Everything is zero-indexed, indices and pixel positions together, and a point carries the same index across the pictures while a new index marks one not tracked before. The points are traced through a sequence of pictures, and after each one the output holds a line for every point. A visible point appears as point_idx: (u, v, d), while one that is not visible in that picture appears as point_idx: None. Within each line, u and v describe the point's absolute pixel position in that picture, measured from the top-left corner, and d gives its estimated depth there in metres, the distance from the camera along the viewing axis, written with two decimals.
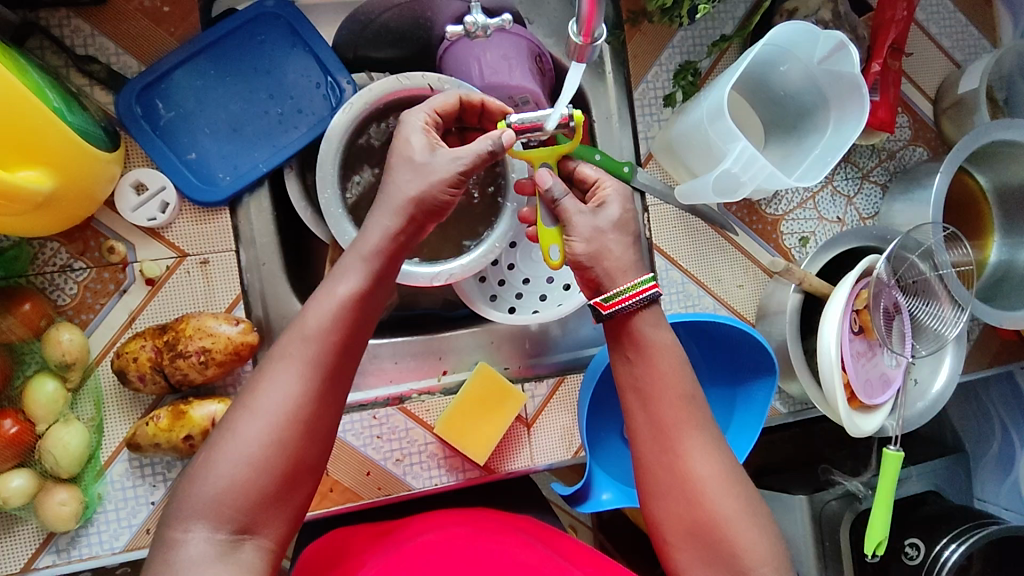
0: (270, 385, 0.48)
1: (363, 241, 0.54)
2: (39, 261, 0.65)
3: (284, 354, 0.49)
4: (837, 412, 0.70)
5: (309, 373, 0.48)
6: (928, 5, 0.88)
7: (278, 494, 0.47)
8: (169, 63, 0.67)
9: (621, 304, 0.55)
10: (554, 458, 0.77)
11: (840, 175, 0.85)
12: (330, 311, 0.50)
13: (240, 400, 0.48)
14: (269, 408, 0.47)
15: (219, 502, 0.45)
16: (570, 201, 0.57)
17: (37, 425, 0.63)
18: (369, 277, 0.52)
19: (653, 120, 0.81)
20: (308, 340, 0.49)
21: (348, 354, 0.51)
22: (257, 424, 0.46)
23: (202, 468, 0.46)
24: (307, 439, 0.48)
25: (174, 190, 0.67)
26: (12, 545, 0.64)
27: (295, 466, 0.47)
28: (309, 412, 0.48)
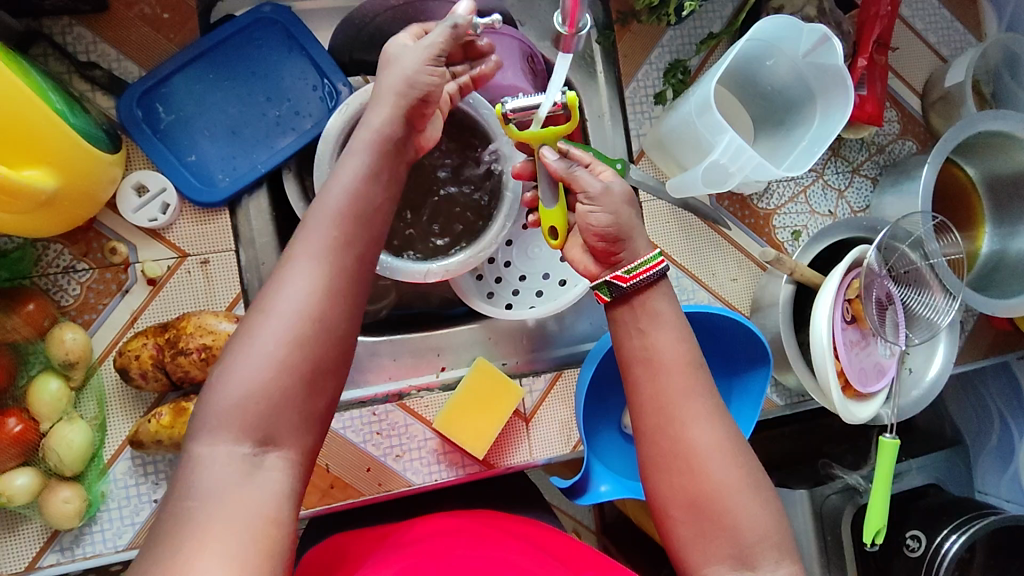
0: (283, 287, 0.49)
1: (360, 140, 0.56)
2: (43, 263, 0.67)
3: (296, 253, 0.50)
4: (831, 399, 0.70)
5: (323, 270, 0.50)
6: (913, 2, 0.89)
7: (301, 398, 0.48)
8: (168, 67, 0.69)
9: (640, 277, 0.56)
10: (552, 453, 0.78)
11: (830, 169, 0.86)
12: (335, 208, 0.52)
13: (255, 308, 0.49)
14: (285, 309, 0.48)
15: (243, 408, 0.46)
16: (582, 172, 0.59)
17: (41, 423, 0.64)
18: (368, 173, 0.55)
19: (645, 118, 0.82)
20: (319, 238, 0.51)
21: (357, 250, 0.52)
22: (275, 325, 0.48)
23: (221, 379, 0.46)
24: (326, 335, 0.49)
25: (175, 191, 0.68)
26: (17, 544, 0.65)
27: (314, 370, 0.48)
28: (325, 307, 0.49)
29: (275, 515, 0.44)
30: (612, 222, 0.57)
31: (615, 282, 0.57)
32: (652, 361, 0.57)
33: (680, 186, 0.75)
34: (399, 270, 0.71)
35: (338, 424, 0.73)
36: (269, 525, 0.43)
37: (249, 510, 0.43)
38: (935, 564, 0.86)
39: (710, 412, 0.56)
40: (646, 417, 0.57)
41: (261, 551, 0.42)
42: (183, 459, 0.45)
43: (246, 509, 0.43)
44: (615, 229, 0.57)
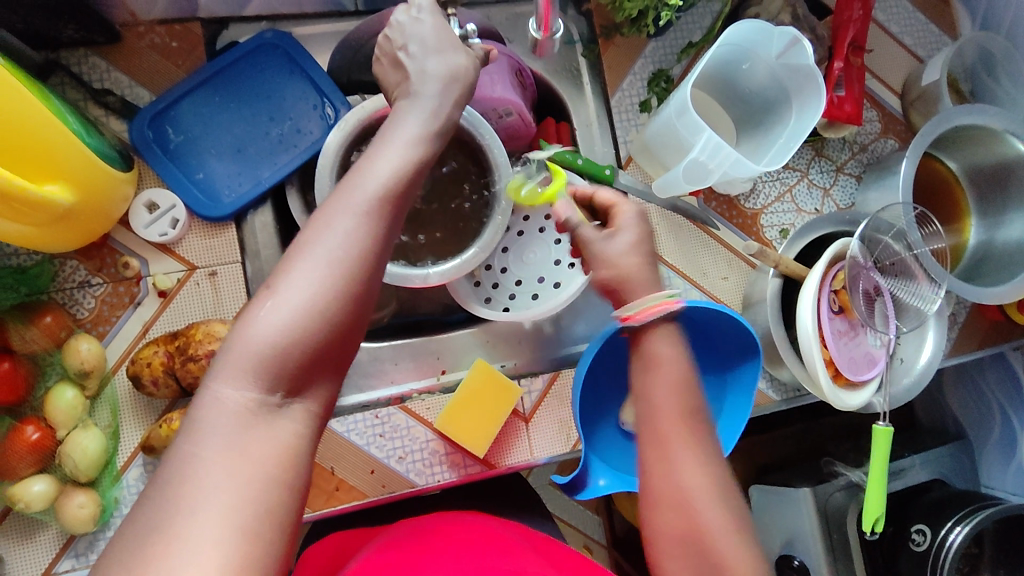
0: (329, 234, 0.47)
1: (421, 105, 0.56)
2: (60, 279, 0.70)
3: (342, 203, 0.48)
4: (821, 387, 0.72)
5: (372, 222, 0.48)
6: (886, 7, 0.93)
7: (328, 354, 0.46)
8: (177, 91, 0.73)
9: (636, 317, 0.59)
10: (553, 452, 0.79)
11: (814, 169, 0.89)
12: (392, 161, 0.51)
13: (295, 247, 0.47)
14: (327, 255, 0.46)
15: (271, 355, 0.44)
16: (585, 229, 0.63)
17: (58, 431, 0.67)
18: (422, 139, 0.54)
19: (631, 125, 0.85)
20: (372, 188, 0.49)
21: (405, 208, 0.51)
22: (318, 270, 0.46)
23: (255, 317, 0.45)
24: (363, 294, 0.47)
25: (184, 207, 0.72)
26: (35, 550, 0.67)
27: (348, 325, 0.47)
28: (366, 265, 0.48)
29: (289, 473, 0.44)
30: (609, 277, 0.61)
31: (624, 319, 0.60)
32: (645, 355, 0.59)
33: (665, 186, 0.78)
34: (398, 276, 0.73)
35: (342, 427, 0.75)
36: (279, 485, 0.43)
37: (264, 463, 0.43)
38: (940, 557, 0.86)
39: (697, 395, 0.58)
40: None
41: (272, 511, 0.42)
42: (203, 394, 0.44)
43: (263, 463, 0.43)
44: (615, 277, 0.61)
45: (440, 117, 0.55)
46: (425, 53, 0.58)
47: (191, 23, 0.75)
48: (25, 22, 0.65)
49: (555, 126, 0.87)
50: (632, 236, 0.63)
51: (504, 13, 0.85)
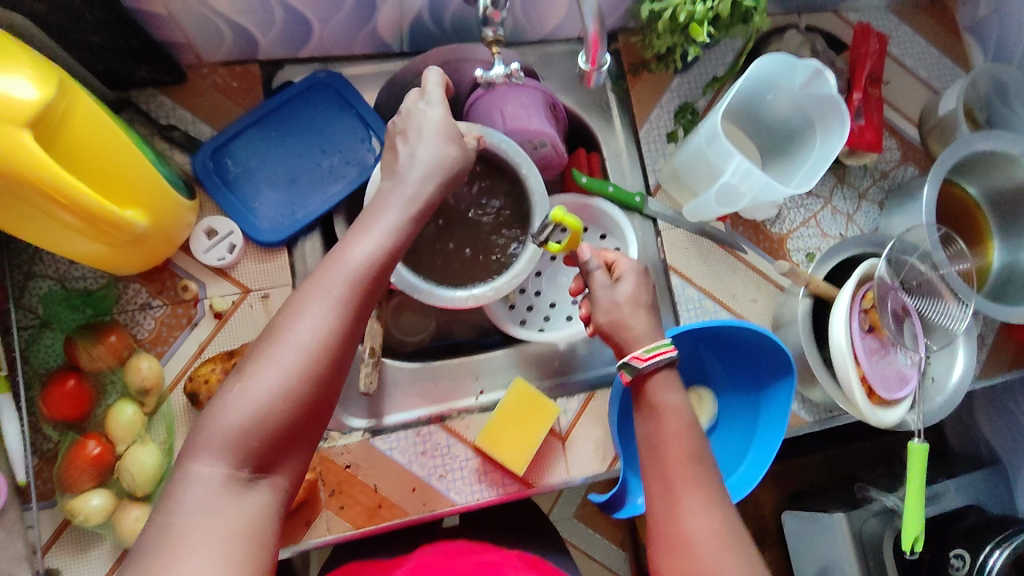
0: (302, 321, 0.51)
1: (401, 198, 0.61)
2: (122, 301, 0.74)
3: (317, 291, 0.52)
4: (857, 405, 0.74)
5: (342, 309, 0.52)
6: (901, 42, 0.97)
7: (294, 429, 0.50)
8: (237, 126, 0.78)
9: (657, 356, 0.62)
10: (589, 471, 0.81)
11: (838, 196, 0.93)
12: (366, 253, 0.55)
13: (271, 334, 0.51)
14: (300, 342, 0.50)
15: (245, 432, 0.48)
16: (599, 274, 0.68)
17: (117, 446, 0.69)
18: (399, 228, 0.59)
19: (659, 155, 0.89)
20: (345, 278, 0.53)
21: (375, 294, 0.55)
22: (291, 355, 0.50)
23: (229, 399, 0.49)
24: (332, 375, 0.51)
25: (241, 233, 0.77)
26: (88, 565, 0.68)
27: (315, 406, 0.51)
28: (335, 350, 0.51)
29: (261, 541, 0.47)
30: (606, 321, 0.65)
31: (635, 361, 0.63)
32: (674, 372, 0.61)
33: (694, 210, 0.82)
34: (445, 297, 0.77)
35: (385, 444, 0.77)
36: (253, 553, 0.46)
37: (237, 534, 0.46)
38: None
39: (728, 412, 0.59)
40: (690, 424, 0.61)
41: None
42: (179, 470, 0.48)
43: (236, 535, 0.45)
44: (610, 325, 0.66)
45: (416, 207, 0.61)
46: (419, 138, 0.64)
47: (250, 65, 0.81)
48: (104, 64, 0.72)
49: (586, 157, 0.90)
50: (634, 285, 0.67)
51: (537, 50, 0.90)
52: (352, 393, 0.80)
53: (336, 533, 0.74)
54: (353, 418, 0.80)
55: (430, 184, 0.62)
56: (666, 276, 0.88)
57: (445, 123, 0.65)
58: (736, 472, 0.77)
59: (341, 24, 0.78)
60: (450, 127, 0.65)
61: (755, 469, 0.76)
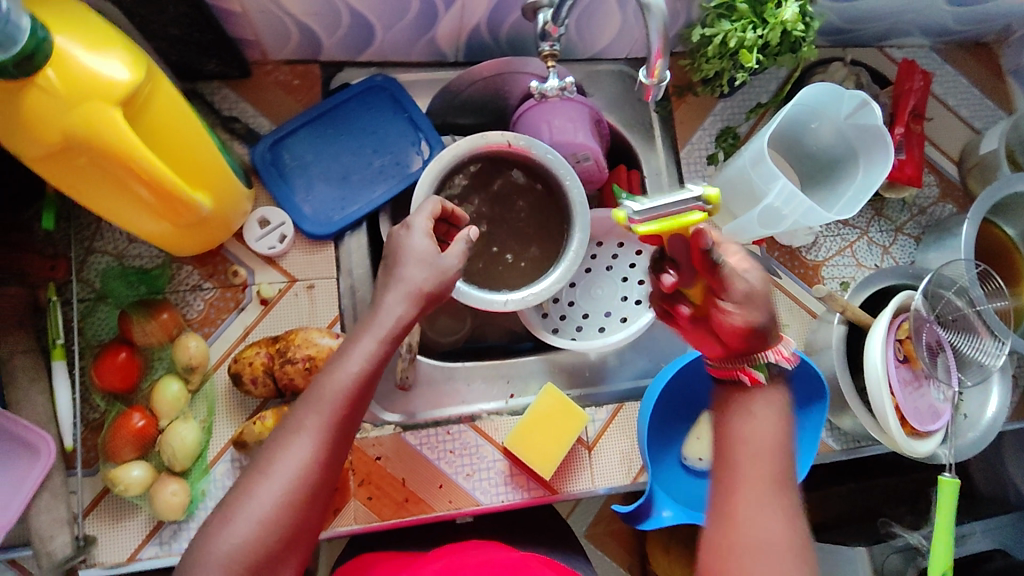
0: (285, 452, 0.54)
1: (378, 321, 0.61)
2: (175, 281, 0.76)
3: (298, 424, 0.56)
4: (891, 433, 0.74)
5: (321, 441, 0.55)
6: (944, 81, 0.99)
7: (275, 556, 0.53)
8: (296, 122, 0.82)
9: (784, 361, 0.61)
10: (613, 482, 0.81)
11: (874, 228, 0.94)
12: (343, 380, 0.57)
13: (257, 466, 0.54)
14: (282, 475, 0.53)
15: (228, 563, 0.51)
16: (732, 265, 0.60)
17: (160, 420, 0.71)
18: (376, 355, 0.60)
19: (699, 176, 0.92)
20: (323, 409, 0.56)
21: (352, 420, 0.57)
22: (271, 488, 0.53)
23: (218, 531, 0.52)
24: (310, 502, 0.54)
25: (292, 224, 0.79)
26: (123, 534, 0.70)
27: (297, 529, 0.54)
28: (314, 478, 0.55)
29: None
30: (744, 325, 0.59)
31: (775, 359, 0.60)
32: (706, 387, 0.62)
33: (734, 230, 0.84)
34: (483, 300, 0.78)
35: (416, 440, 0.79)
36: None
37: None
38: None
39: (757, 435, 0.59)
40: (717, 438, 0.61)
41: None
42: None
43: None
44: (748, 330, 0.60)
45: (388, 329, 0.61)
46: (399, 262, 0.64)
47: (312, 66, 0.85)
48: (178, 56, 0.75)
49: (626, 173, 0.93)
50: (758, 280, 0.61)
51: (585, 67, 0.92)
52: (387, 386, 0.81)
53: (362, 523, 0.75)
54: (386, 413, 0.81)
55: (401, 305, 0.62)
56: None
57: (420, 245, 0.65)
58: None
59: (402, 32, 0.81)
60: (430, 252, 0.65)
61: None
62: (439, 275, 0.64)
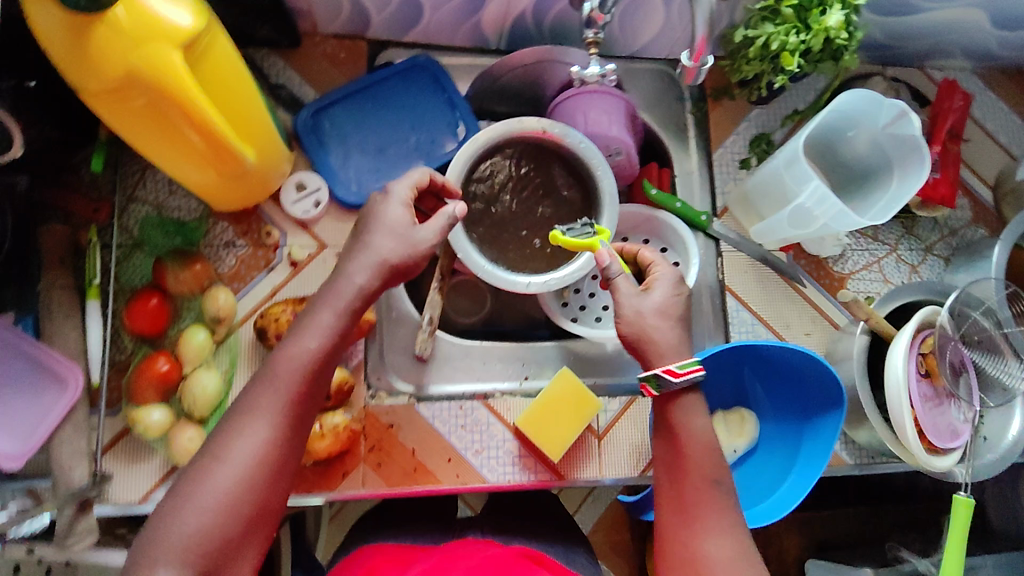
0: (240, 434, 0.55)
1: (335, 295, 0.62)
2: (210, 236, 0.78)
3: (254, 406, 0.56)
4: (909, 444, 0.73)
5: (279, 421, 0.56)
6: (983, 106, 0.99)
7: (238, 538, 0.53)
8: (338, 93, 0.84)
9: (690, 373, 0.63)
10: (620, 473, 0.82)
11: (903, 246, 0.94)
12: (298, 357, 0.58)
13: (211, 452, 0.54)
14: (240, 458, 0.54)
15: (186, 548, 0.50)
16: (621, 279, 0.67)
17: (184, 367, 0.72)
18: (333, 332, 0.60)
19: (729, 178, 0.91)
20: (277, 390, 0.57)
21: (310, 399, 0.58)
22: (228, 470, 0.53)
23: (175, 517, 0.51)
24: (271, 483, 0.55)
25: (327, 191, 0.81)
26: (136, 475, 0.71)
27: (258, 511, 0.54)
28: (273, 457, 0.55)
29: None
30: (630, 332, 0.65)
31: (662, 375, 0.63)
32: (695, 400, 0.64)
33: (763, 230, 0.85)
34: (506, 281, 0.79)
35: (428, 412, 0.79)
36: None
37: None
38: None
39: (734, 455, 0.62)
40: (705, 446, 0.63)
41: None
42: None
43: None
44: (634, 337, 0.65)
45: (346, 302, 0.61)
46: (373, 230, 0.64)
47: (359, 41, 0.87)
48: (232, 19, 0.78)
49: (658, 170, 0.92)
50: (664, 295, 0.67)
51: (624, 64, 0.94)
52: (405, 357, 0.82)
53: (370, 488, 0.76)
54: (400, 382, 0.82)
55: (363, 274, 0.62)
56: (722, 296, 0.89)
57: (394, 216, 0.65)
58: (773, 495, 0.77)
59: (449, 14, 0.83)
60: (405, 223, 0.65)
61: (790, 496, 0.76)
62: (411, 248, 0.64)
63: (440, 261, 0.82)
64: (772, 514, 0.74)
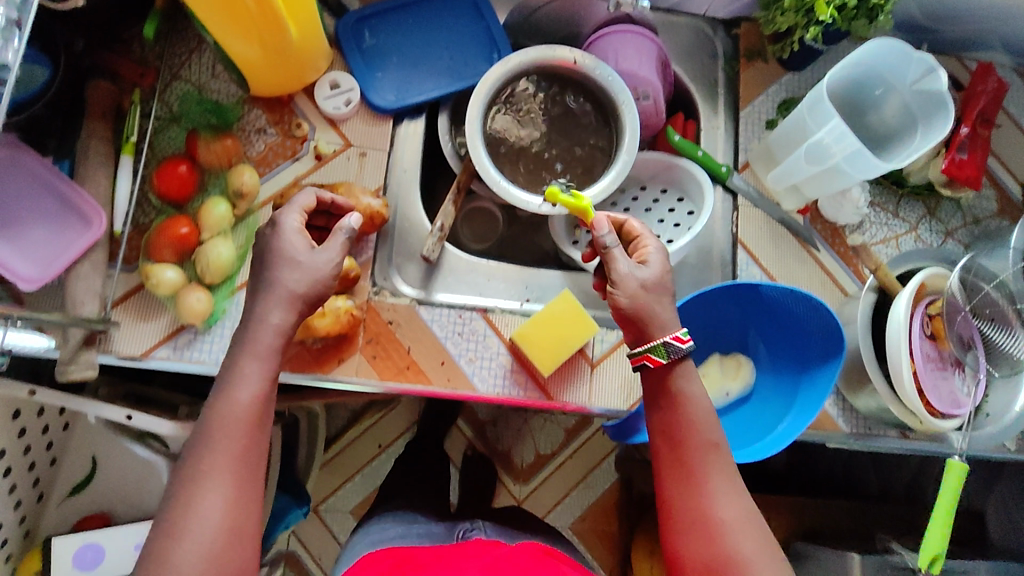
0: (191, 515, 0.54)
1: (256, 343, 0.61)
2: (244, 121, 0.81)
3: (196, 485, 0.55)
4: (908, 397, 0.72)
5: (227, 491, 0.56)
6: (1019, 101, 0.98)
7: None
8: (382, 6, 0.87)
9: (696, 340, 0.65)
10: (609, 405, 0.81)
11: (924, 227, 0.93)
12: (227, 423, 0.58)
13: (163, 545, 0.54)
14: (196, 540, 0.54)
15: None
16: (618, 250, 0.68)
17: (202, 233, 0.75)
18: (264, 383, 0.60)
19: (754, 136, 0.92)
20: (213, 459, 0.56)
21: (251, 458, 0.58)
22: (191, 557, 0.53)
23: None
24: (235, 554, 0.55)
25: (359, 93, 0.83)
26: (142, 330, 0.73)
27: None
28: (233, 527, 0.55)
29: None
30: (630, 305, 0.66)
31: (670, 342, 0.64)
32: (681, 409, 0.65)
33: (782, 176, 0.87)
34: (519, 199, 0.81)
35: (428, 315, 0.81)
36: None
37: None
38: None
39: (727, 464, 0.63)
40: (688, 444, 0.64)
41: None
42: None
43: None
44: (633, 311, 0.66)
45: (272, 346, 0.61)
46: (276, 264, 0.63)
47: None
48: None
49: (682, 122, 0.94)
50: (659, 268, 0.69)
51: (662, 17, 0.95)
52: (412, 263, 0.84)
53: (361, 379, 0.78)
54: (404, 285, 0.83)
55: (278, 309, 0.62)
56: (733, 249, 0.90)
57: (296, 236, 0.64)
58: (769, 436, 0.77)
59: None
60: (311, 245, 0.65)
61: (787, 434, 0.76)
62: (317, 279, 0.63)
63: (458, 175, 0.86)
64: (769, 449, 0.74)
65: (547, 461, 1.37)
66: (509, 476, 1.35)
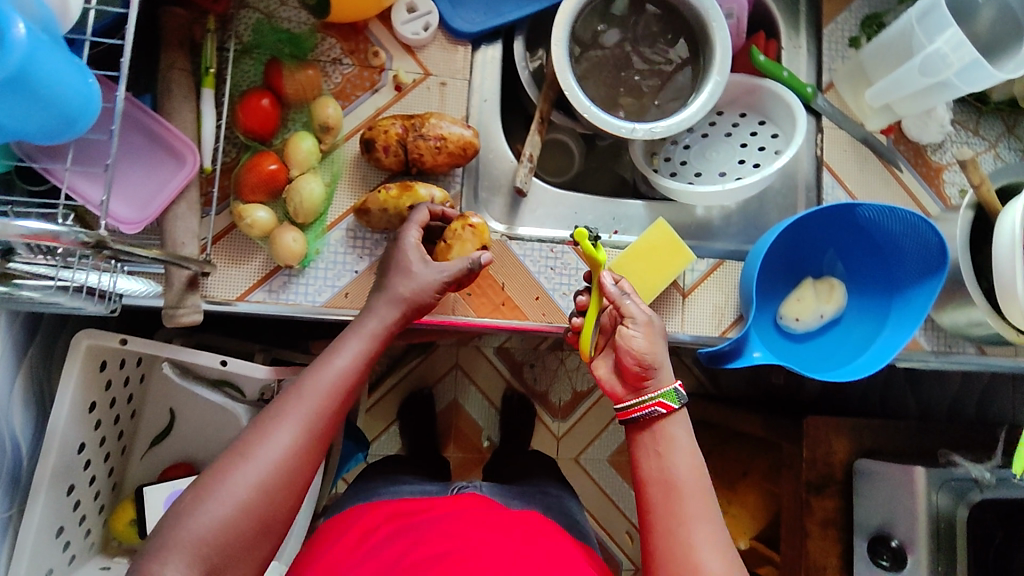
0: (267, 437, 0.54)
1: (372, 318, 0.63)
2: (318, 51, 0.76)
3: (282, 412, 0.56)
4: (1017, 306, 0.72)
5: (307, 428, 0.56)
6: None
7: (252, 538, 0.52)
8: None
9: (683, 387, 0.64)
10: (700, 331, 0.81)
11: (1004, 145, 0.90)
12: (334, 375, 0.59)
13: (236, 452, 0.54)
14: (266, 457, 0.54)
15: (202, 541, 0.50)
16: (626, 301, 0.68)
17: (292, 170, 0.71)
18: (367, 350, 0.62)
19: (838, 55, 0.89)
20: (304, 401, 0.57)
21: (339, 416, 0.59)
22: (256, 468, 0.53)
23: (194, 512, 0.51)
24: (288, 490, 0.54)
25: (437, 17, 0.78)
26: (235, 275, 0.71)
27: (270, 517, 0.53)
28: (295, 462, 0.55)
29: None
30: (649, 348, 0.65)
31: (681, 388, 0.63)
32: (678, 459, 0.61)
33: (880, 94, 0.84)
34: (609, 124, 0.77)
35: (521, 249, 0.78)
36: None
37: None
38: None
39: (719, 530, 0.58)
40: (679, 501, 0.59)
41: None
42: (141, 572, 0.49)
43: None
44: (647, 354, 0.65)
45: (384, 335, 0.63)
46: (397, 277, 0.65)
47: None
48: None
49: (765, 41, 0.90)
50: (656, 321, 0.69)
51: None
52: (498, 197, 0.82)
53: (458, 316, 0.76)
54: (491, 221, 0.81)
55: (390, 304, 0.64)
56: (818, 172, 0.87)
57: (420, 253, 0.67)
58: (872, 348, 0.79)
59: None
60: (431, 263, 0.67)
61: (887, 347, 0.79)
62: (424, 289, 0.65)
63: (539, 105, 0.82)
64: (880, 359, 0.76)
65: (584, 397, 1.35)
66: (548, 414, 1.34)
